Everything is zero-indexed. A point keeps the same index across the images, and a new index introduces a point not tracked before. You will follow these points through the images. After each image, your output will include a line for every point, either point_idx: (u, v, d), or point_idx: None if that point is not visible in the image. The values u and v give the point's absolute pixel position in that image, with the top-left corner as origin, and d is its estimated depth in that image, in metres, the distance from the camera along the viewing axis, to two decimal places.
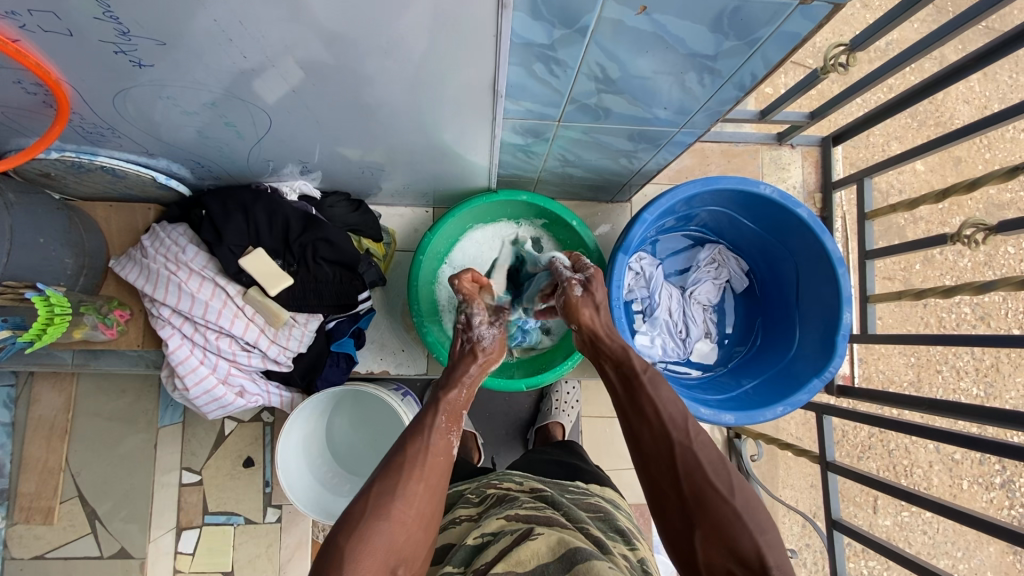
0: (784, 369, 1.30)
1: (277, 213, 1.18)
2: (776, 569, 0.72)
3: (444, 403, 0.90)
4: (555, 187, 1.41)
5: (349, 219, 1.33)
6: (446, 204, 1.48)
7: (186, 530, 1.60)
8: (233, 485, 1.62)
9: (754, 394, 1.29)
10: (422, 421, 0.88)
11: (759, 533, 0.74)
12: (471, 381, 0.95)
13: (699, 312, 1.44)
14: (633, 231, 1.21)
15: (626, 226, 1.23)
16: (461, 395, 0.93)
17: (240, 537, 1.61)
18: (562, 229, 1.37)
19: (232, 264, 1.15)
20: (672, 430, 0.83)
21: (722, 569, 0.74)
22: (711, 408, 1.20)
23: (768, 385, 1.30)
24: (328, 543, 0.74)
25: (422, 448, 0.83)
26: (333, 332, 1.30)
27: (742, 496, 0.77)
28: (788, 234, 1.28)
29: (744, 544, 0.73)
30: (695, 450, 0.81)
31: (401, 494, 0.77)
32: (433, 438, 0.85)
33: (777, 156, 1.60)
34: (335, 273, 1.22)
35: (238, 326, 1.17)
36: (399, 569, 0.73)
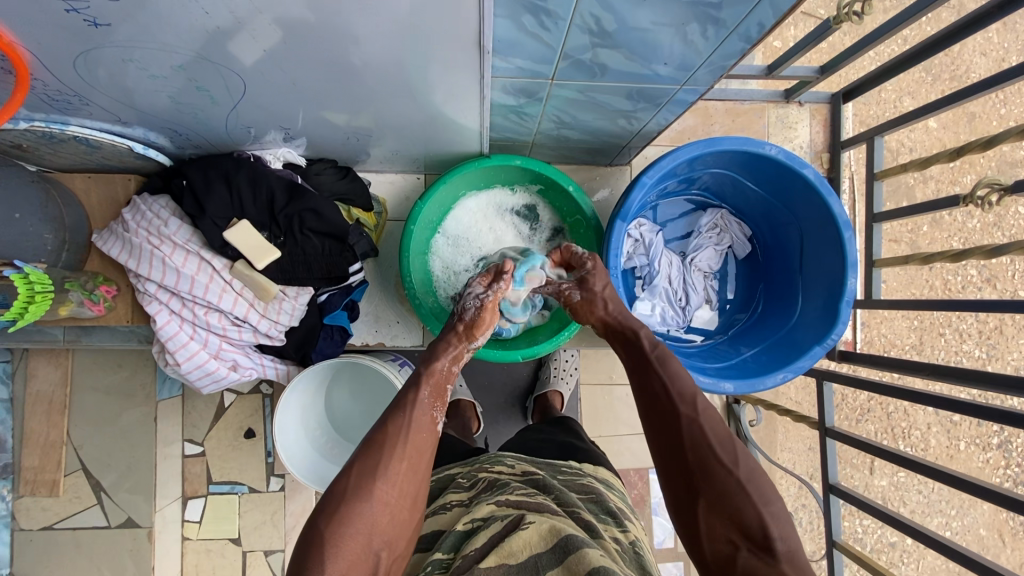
0: (785, 337, 1.27)
1: (261, 182, 1.14)
2: (780, 541, 0.72)
3: (428, 376, 0.91)
4: (551, 151, 1.35)
5: (337, 187, 1.28)
6: (438, 171, 1.43)
7: (192, 499, 1.64)
8: (236, 455, 1.64)
9: (754, 361, 1.27)
10: (405, 396, 0.88)
11: (763, 504, 0.74)
12: (455, 355, 0.96)
13: (700, 279, 1.40)
14: (632, 196, 1.16)
15: (624, 190, 1.18)
16: (445, 366, 0.94)
17: (245, 505, 1.63)
18: (557, 195, 1.32)
19: (217, 238, 1.12)
20: (679, 403, 0.82)
21: (725, 540, 0.74)
22: (711, 377, 1.18)
23: (769, 352, 1.27)
24: (309, 528, 0.74)
25: (405, 424, 0.83)
26: (325, 305, 1.27)
27: (747, 467, 0.77)
28: (794, 197, 1.23)
29: (748, 515, 0.73)
30: (700, 422, 0.80)
31: (383, 475, 0.77)
32: (416, 413, 0.85)
33: (784, 115, 1.53)
34: (324, 244, 1.18)
35: (227, 301, 1.14)
36: (382, 552, 0.73)
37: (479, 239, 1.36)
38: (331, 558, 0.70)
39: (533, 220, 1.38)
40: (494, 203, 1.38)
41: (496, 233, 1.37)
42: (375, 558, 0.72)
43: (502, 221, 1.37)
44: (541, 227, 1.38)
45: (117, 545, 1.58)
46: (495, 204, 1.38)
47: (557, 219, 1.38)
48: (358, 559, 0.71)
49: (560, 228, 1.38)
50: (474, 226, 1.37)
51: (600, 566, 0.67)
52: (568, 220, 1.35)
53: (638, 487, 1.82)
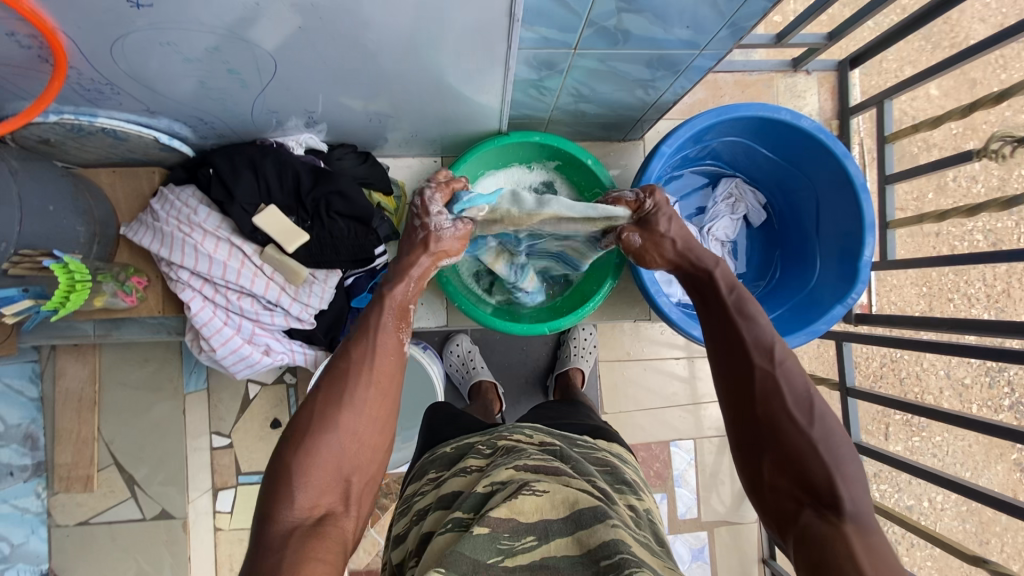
0: (809, 298, 1.29)
1: (286, 168, 1.16)
2: (846, 501, 0.73)
3: (390, 299, 0.91)
4: (566, 127, 1.37)
5: (358, 171, 1.30)
6: (455, 152, 1.45)
7: (222, 490, 1.65)
8: (265, 445, 1.66)
9: (774, 325, 1.29)
10: (367, 321, 0.88)
11: (834, 465, 0.76)
12: (419, 276, 0.95)
13: (717, 248, 1.41)
14: (652, 165, 1.18)
15: (644, 160, 1.20)
16: (408, 289, 0.93)
17: None
18: (575, 170, 1.34)
19: (247, 223, 1.13)
20: (759, 360, 0.87)
21: (788, 495, 0.78)
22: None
23: (792, 314, 1.30)
24: (274, 461, 0.75)
25: (369, 352, 0.84)
26: (351, 288, 1.30)
27: (822, 428, 0.79)
28: (809, 161, 1.25)
29: (815, 471, 0.76)
30: (775, 376, 0.85)
31: (350, 406, 0.79)
32: (381, 337, 0.87)
33: (793, 84, 1.55)
34: (349, 226, 1.20)
35: (259, 285, 1.16)
36: (352, 477, 0.77)
37: None
38: (301, 489, 0.73)
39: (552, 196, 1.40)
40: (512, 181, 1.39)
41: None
42: (346, 484, 0.76)
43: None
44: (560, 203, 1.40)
45: (152, 537, 1.59)
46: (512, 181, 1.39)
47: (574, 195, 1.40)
48: (329, 486, 0.75)
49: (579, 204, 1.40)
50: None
51: (610, 539, 0.68)
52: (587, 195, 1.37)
53: (660, 461, 1.85)
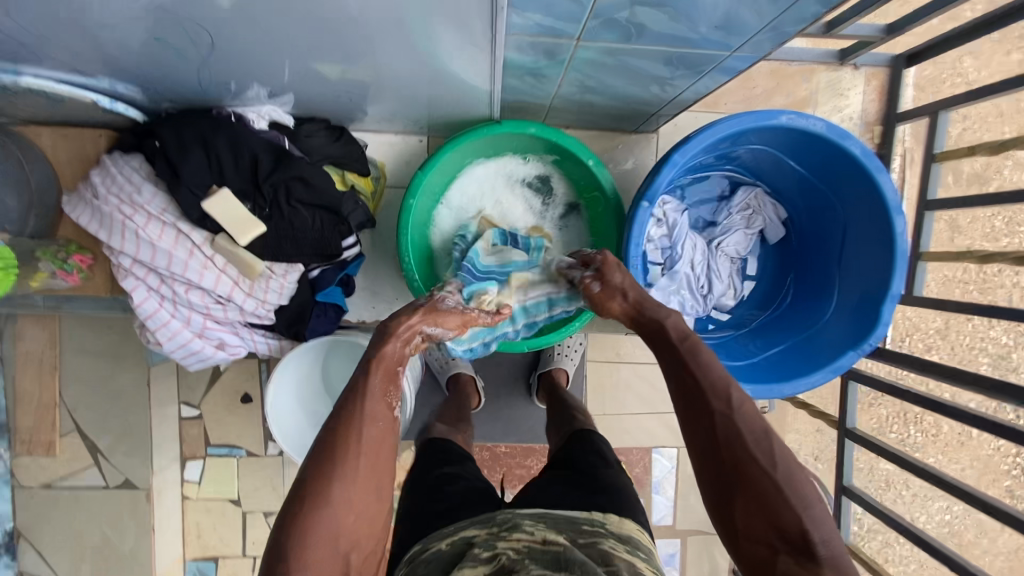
0: (822, 337, 1.15)
1: (242, 147, 1.02)
2: (822, 546, 0.67)
3: (377, 360, 0.83)
4: (570, 115, 1.20)
5: (329, 151, 1.14)
6: (442, 133, 1.28)
7: (191, 460, 1.65)
8: (233, 419, 1.64)
9: (778, 362, 1.16)
10: (355, 386, 0.80)
11: (804, 508, 0.69)
12: (410, 333, 0.87)
13: (726, 265, 1.27)
14: (661, 176, 1.02)
15: (652, 168, 1.04)
16: (398, 348, 0.86)
17: (244, 468, 1.67)
18: (575, 167, 1.18)
19: (195, 209, 1.01)
20: (720, 402, 0.75)
21: (762, 542, 0.69)
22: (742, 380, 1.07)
23: (800, 353, 1.15)
24: (268, 545, 0.70)
25: (358, 417, 0.77)
26: (317, 282, 1.18)
27: (786, 462, 0.71)
28: (842, 181, 1.10)
29: (786, 519, 0.68)
30: (736, 421, 0.74)
31: (340, 478, 0.72)
32: (370, 403, 0.79)
33: (835, 79, 1.35)
34: (314, 218, 1.07)
35: (209, 279, 1.04)
36: (350, 552, 0.71)
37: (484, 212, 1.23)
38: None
39: (546, 193, 1.24)
40: (502, 174, 1.23)
41: (505, 209, 1.23)
42: (345, 562, 0.70)
43: (509, 195, 1.23)
44: (556, 202, 1.25)
45: (116, 505, 1.57)
46: (501, 175, 1.23)
47: (573, 193, 1.24)
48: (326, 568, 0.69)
49: (576, 204, 1.24)
50: (478, 201, 1.24)
51: None
52: (586, 195, 1.21)
53: (640, 466, 1.79)
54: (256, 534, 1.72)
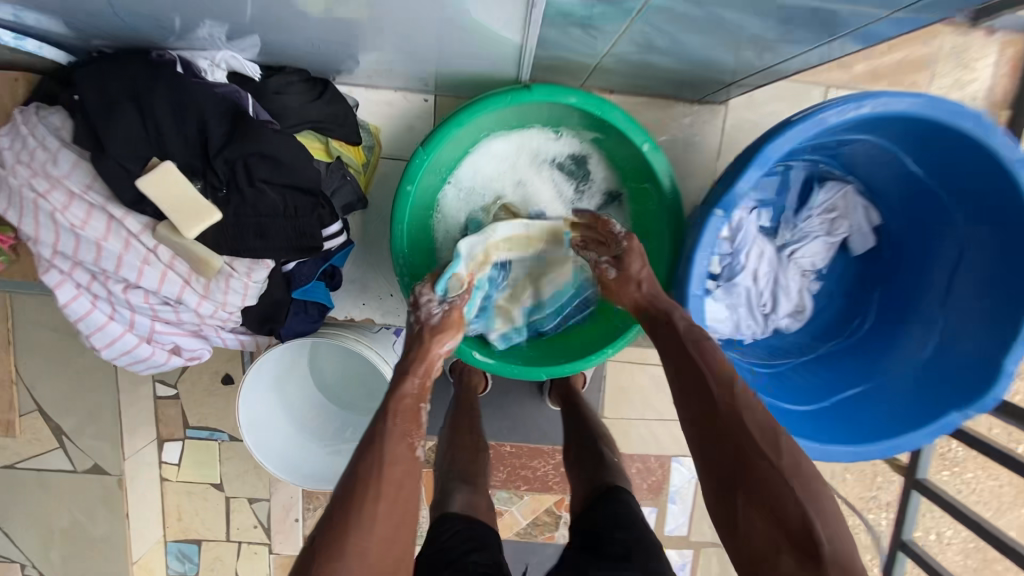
0: (913, 383, 0.92)
1: (189, 108, 0.78)
2: (826, 546, 0.58)
3: (394, 399, 0.75)
4: (620, 80, 0.92)
5: (308, 115, 0.89)
6: (455, 92, 1.01)
7: (169, 442, 1.50)
8: (214, 401, 1.47)
9: (858, 407, 0.94)
10: (373, 429, 0.72)
11: (809, 503, 0.60)
12: (426, 367, 0.80)
13: (796, 279, 1.02)
14: (742, 180, 0.77)
15: (736, 168, 0.78)
16: (415, 385, 0.78)
17: (227, 453, 1.51)
18: (621, 149, 0.92)
19: (128, 189, 0.77)
20: (720, 391, 0.68)
21: (768, 542, 0.60)
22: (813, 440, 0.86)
23: (885, 403, 0.93)
24: None
25: (378, 458, 0.68)
26: (294, 276, 0.96)
27: (793, 457, 0.64)
28: (973, 186, 0.84)
29: (791, 514, 0.60)
30: (741, 412, 0.66)
31: (358, 525, 0.62)
32: (389, 444, 0.70)
33: (962, 44, 1.04)
34: (285, 202, 0.84)
35: (150, 278, 0.81)
36: None
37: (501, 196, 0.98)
38: None
39: (581, 178, 0.98)
40: (525, 150, 0.97)
41: (527, 196, 0.97)
42: None
43: (534, 178, 0.97)
44: (592, 189, 0.99)
45: (86, 490, 1.45)
46: (524, 152, 0.97)
47: (614, 180, 0.98)
48: None
49: (618, 193, 0.98)
50: (494, 185, 0.98)
51: None
52: (632, 184, 0.95)
53: (658, 476, 1.62)
54: (240, 520, 1.56)
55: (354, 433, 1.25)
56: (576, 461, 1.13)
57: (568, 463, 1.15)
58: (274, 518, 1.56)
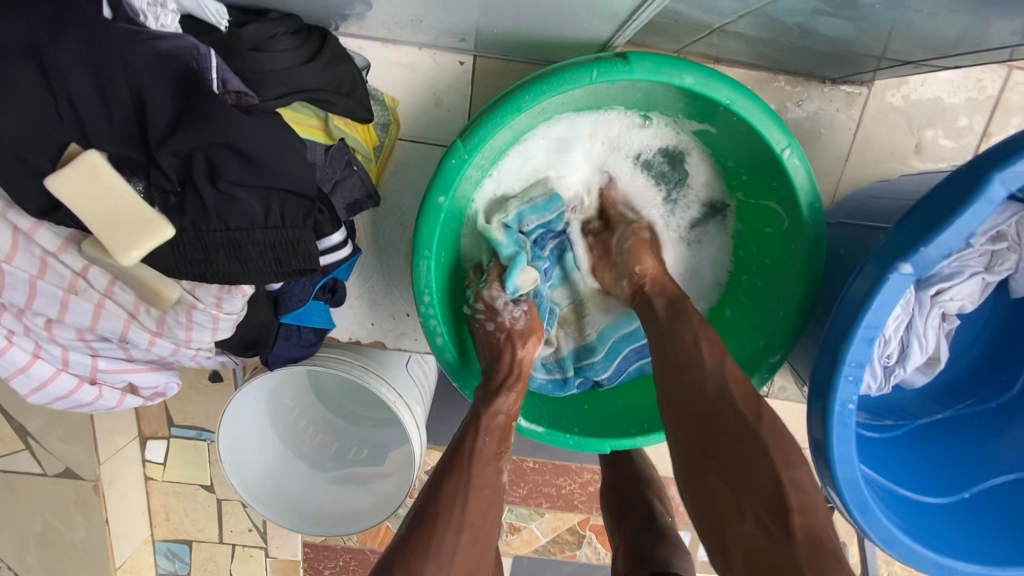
0: None
1: (115, 71, 0.51)
2: (797, 517, 0.50)
3: (485, 422, 0.64)
4: (741, 44, 0.66)
5: (297, 81, 0.63)
6: (503, 52, 0.74)
7: (152, 440, 1.27)
8: (203, 400, 1.22)
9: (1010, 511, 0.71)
10: (459, 448, 0.64)
11: (784, 467, 0.51)
12: (519, 379, 0.67)
13: (935, 326, 0.77)
14: (950, 228, 0.49)
15: (930, 198, 0.52)
16: (509, 403, 0.66)
17: (216, 453, 1.26)
18: (736, 150, 0.65)
19: (35, 192, 0.54)
20: (703, 351, 0.59)
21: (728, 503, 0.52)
22: (966, 562, 0.65)
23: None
24: None
25: (462, 483, 0.61)
26: (282, 295, 0.74)
27: (771, 416, 0.55)
28: None
29: (762, 481, 0.51)
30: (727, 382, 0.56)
31: (436, 556, 0.56)
32: (476, 470, 0.63)
33: None
34: (266, 209, 0.58)
35: (81, 310, 0.62)
36: None
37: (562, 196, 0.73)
38: None
39: (674, 183, 0.72)
40: (598, 144, 0.70)
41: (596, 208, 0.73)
42: None
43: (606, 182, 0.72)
44: (687, 200, 0.73)
45: (59, 495, 1.26)
46: (596, 146, 0.70)
47: (719, 188, 0.72)
48: None
49: (722, 205, 0.73)
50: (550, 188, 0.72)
51: None
52: (744, 197, 0.70)
53: None
54: (233, 522, 1.33)
55: (357, 455, 1.04)
56: (617, 508, 0.96)
57: (607, 509, 0.98)
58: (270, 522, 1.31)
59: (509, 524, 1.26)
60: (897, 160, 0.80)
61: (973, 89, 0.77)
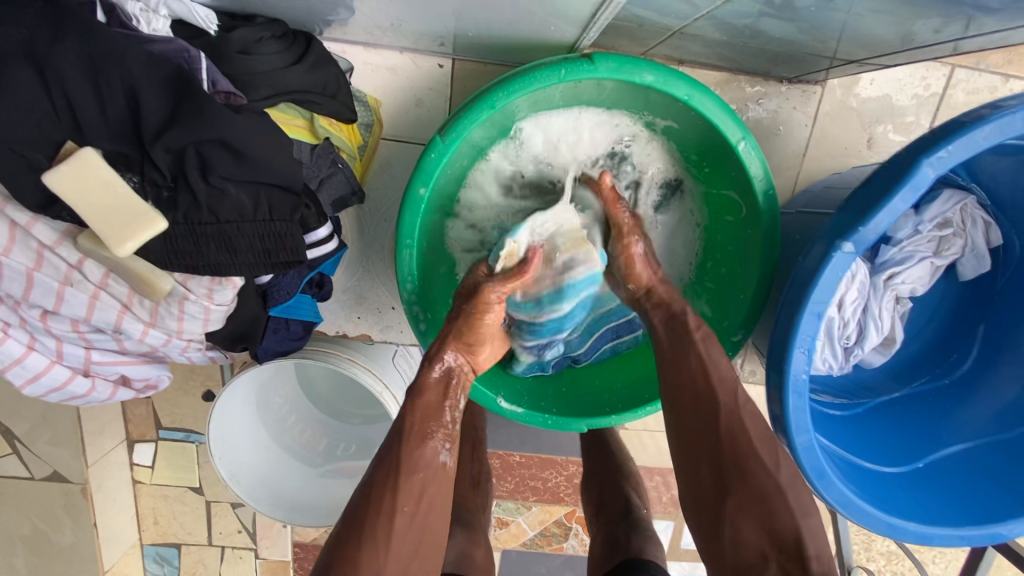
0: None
1: (112, 73, 0.54)
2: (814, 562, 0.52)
3: (413, 394, 0.64)
4: (701, 46, 0.71)
5: (284, 83, 0.67)
6: (480, 55, 0.79)
7: (140, 443, 1.28)
8: (190, 402, 1.24)
9: (961, 477, 0.75)
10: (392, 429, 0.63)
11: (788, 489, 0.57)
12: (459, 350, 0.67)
13: (889, 308, 0.83)
14: (885, 208, 0.54)
15: (870, 183, 0.56)
16: (437, 384, 0.66)
17: (204, 454, 1.28)
18: (700, 144, 0.70)
19: (34, 188, 0.57)
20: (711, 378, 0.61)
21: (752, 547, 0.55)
22: (918, 522, 0.69)
23: (994, 469, 0.74)
24: None
25: (394, 463, 0.60)
26: (271, 289, 0.77)
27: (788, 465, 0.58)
28: None
29: (783, 525, 0.54)
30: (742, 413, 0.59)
31: (369, 542, 0.56)
32: (410, 455, 0.61)
33: None
34: (255, 203, 0.61)
35: (76, 302, 0.64)
36: None
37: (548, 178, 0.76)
38: None
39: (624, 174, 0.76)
40: (554, 149, 0.75)
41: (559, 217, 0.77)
42: None
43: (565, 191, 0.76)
44: (647, 184, 0.77)
45: (47, 499, 1.26)
46: (554, 149, 0.75)
47: (673, 167, 0.76)
48: None
49: (678, 182, 0.77)
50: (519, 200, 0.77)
51: None
52: (707, 188, 0.74)
53: None
54: (222, 524, 1.33)
55: (346, 450, 1.06)
56: (597, 503, 1.00)
57: (588, 504, 1.02)
58: (260, 522, 1.32)
59: (497, 518, 1.29)
60: (851, 155, 0.85)
61: (919, 86, 0.83)
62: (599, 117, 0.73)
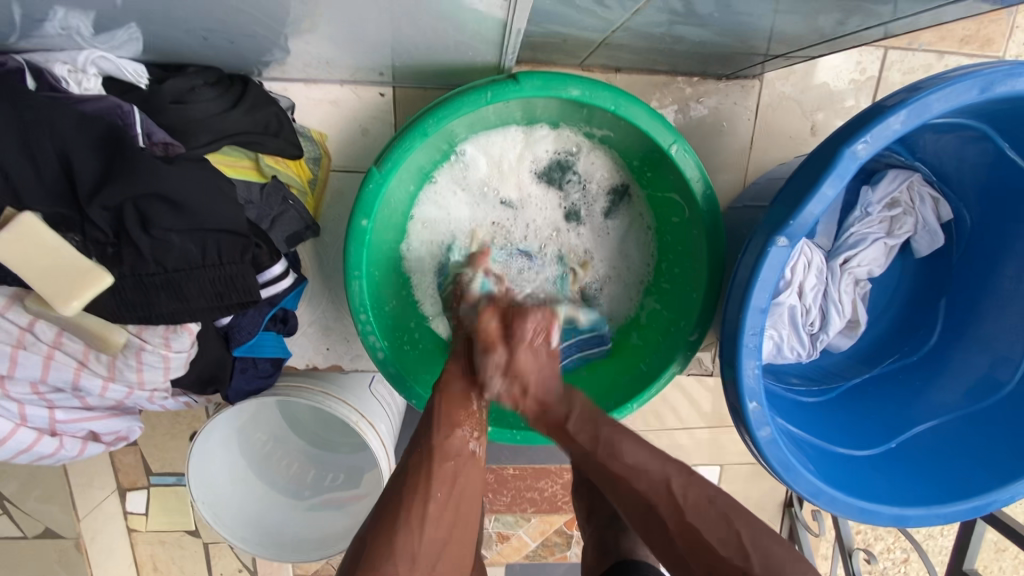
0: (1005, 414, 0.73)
1: (43, 137, 0.55)
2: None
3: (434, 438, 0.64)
4: (631, 52, 0.71)
5: (220, 127, 0.67)
6: (418, 81, 0.80)
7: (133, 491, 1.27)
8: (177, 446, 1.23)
9: (928, 456, 0.76)
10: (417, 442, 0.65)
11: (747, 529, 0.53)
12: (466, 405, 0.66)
13: (849, 291, 0.84)
14: (813, 199, 0.55)
15: (801, 177, 0.57)
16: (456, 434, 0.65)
17: None
18: (638, 150, 0.71)
19: None
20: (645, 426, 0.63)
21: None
22: (890, 505, 0.69)
23: (965, 444, 0.75)
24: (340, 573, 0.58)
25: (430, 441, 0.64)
26: (231, 330, 0.77)
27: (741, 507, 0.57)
28: None
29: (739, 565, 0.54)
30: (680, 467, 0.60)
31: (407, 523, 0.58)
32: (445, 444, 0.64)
33: None
34: (202, 249, 0.61)
35: (32, 363, 0.65)
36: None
37: (499, 194, 0.78)
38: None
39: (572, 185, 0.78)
40: (497, 166, 0.77)
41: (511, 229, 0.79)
42: None
43: (512, 206, 0.78)
44: (595, 193, 0.79)
45: (42, 555, 1.26)
46: (498, 169, 0.77)
47: (620, 174, 0.78)
48: None
49: (625, 188, 0.78)
50: (470, 217, 0.78)
51: None
52: (650, 192, 0.76)
53: None
54: (223, 565, 1.32)
55: (333, 481, 1.06)
56: (589, 501, 0.96)
57: (580, 505, 0.98)
58: (260, 560, 1.31)
59: (497, 534, 1.28)
60: (796, 144, 0.86)
61: (854, 71, 0.84)
62: (540, 132, 0.75)
